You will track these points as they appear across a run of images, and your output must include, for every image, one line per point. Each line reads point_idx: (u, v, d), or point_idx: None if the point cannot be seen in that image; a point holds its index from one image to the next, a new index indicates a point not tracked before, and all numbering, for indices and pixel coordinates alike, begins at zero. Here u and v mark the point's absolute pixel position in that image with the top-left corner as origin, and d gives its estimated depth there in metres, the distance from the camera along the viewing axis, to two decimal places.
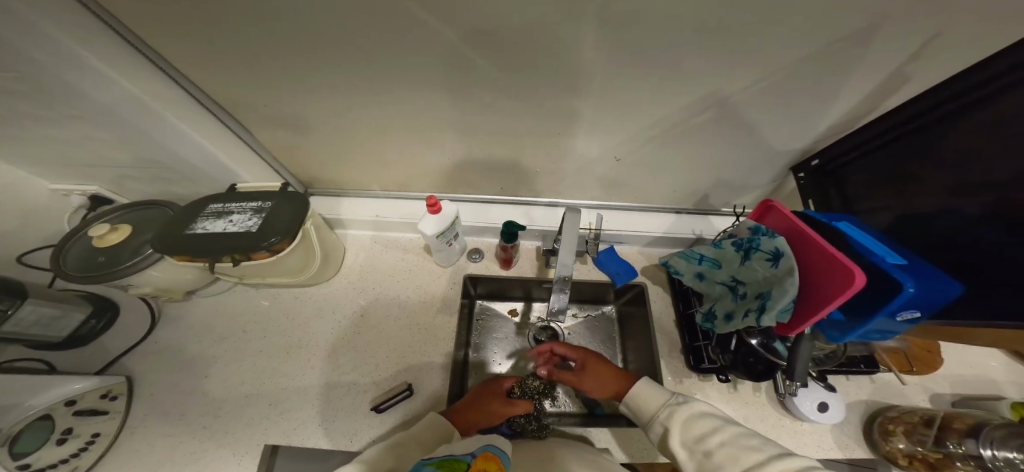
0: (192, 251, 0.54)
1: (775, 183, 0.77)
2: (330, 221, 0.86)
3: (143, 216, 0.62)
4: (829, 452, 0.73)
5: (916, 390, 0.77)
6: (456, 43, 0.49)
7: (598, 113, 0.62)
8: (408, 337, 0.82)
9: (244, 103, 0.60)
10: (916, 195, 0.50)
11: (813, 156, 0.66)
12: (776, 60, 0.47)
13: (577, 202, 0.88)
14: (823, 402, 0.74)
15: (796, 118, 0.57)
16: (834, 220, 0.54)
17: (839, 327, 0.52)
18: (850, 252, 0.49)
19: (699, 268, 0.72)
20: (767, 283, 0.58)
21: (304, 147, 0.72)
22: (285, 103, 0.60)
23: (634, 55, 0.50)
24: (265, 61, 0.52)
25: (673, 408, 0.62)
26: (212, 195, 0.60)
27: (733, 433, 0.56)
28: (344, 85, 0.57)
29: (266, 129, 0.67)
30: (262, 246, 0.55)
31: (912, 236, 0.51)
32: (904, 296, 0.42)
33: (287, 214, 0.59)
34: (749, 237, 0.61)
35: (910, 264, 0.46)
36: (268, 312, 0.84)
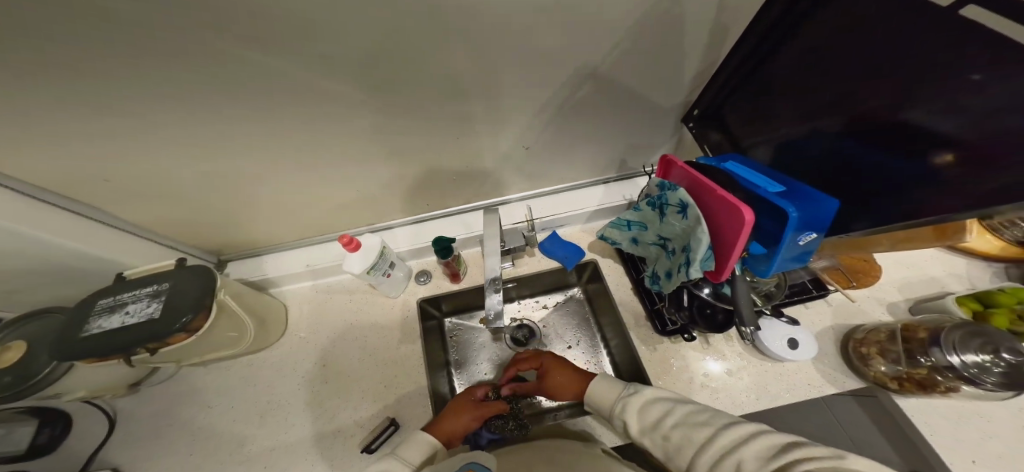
0: (99, 352, 0.53)
1: (680, 137, 0.77)
2: (260, 282, 0.84)
3: (34, 327, 0.60)
4: (821, 387, 0.72)
5: (873, 304, 0.77)
6: (296, 71, 0.48)
7: (481, 111, 0.61)
8: (375, 373, 0.80)
9: (121, 182, 0.58)
10: (779, 120, 0.51)
11: (693, 107, 0.65)
12: (613, 19, 0.47)
13: (506, 198, 0.87)
14: (791, 337, 0.73)
15: (666, 66, 0.57)
16: (723, 162, 0.57)
17: (761, 260, 0.54)
18: (740, 189, 0.52)
19: (631, 234, 0.72)
20: (686, 235, 0.59)
21: (205, 212, 0.70)
22: (162, 172, 0.59)
23: (478, 48, 0.49)
24: (113, 135, 0.50)
25: (626, 400, 0.61)
26: (98, 291, 0.58)
27: (683, 412, 0.57)
28: (211, 142, 0.56)
29: (156, 204, 0.65)
30: (178, 327, 0.54)
31: (799, 159, 0.51)
32: (792, 221, 0.44)
33: (196, 290, 0.57)
34: (659, 194, 0.63)
35: (791, 189, 0.49)
36: (229, 383, 0.82)
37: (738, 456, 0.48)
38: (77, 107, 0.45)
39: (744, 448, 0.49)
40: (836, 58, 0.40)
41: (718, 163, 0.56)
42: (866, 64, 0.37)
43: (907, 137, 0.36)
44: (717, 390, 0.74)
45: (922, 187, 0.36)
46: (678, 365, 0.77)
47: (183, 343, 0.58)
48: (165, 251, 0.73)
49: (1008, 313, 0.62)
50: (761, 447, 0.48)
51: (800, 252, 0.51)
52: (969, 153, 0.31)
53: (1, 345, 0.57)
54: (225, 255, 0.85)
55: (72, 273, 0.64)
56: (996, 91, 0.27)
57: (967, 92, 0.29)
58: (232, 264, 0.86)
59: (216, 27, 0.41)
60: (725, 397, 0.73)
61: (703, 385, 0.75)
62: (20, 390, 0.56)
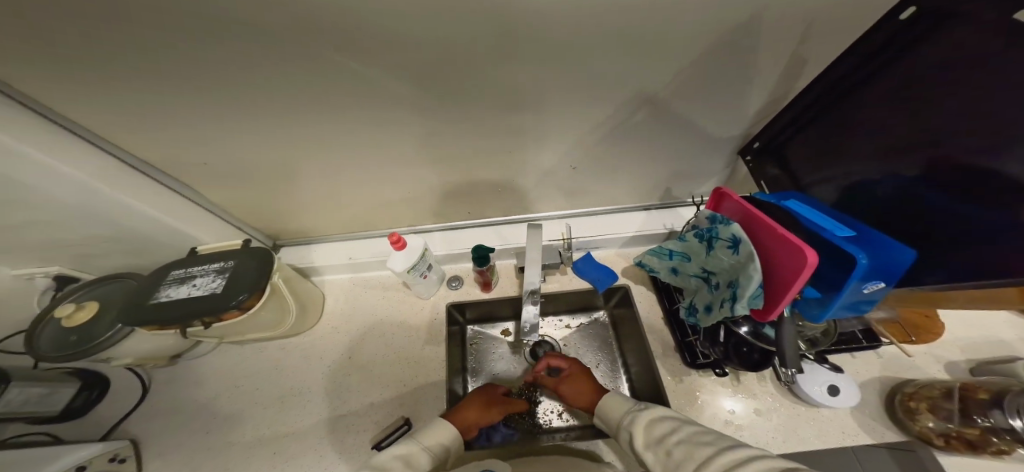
0: (161, 321, 0.56)
1: (729, 170, 0.77)
2: (303, 270, 0.87)
3: (107, 291, 0.65)
4: (856, 437, 0.68)
5: (928, 360, 0.73)
6: (383, 78, 0.51)
7: (539, 128, 0.64)
8: (398, 370, 0.81)
9: (202, 165, 0.63)
10: (849, 162, 0.51)
11: (753, 139, 0.66)
12: (683, 52, 0.50)
13: (546, 214, 0.88)
14: (832, 384, 0.70)
15: (727, 99, 0.59)
16: (783, 200, 0.57)
17: (817, 304, 0.54)
18: (800, 230, 0.52)
19: (671, 263, 0.72)
20: (734, 271, 0.59)
21: (264, 200, 0.74)
22: (236, 159, 0.63)
23: (550, 70, 0.52)
24: (202, 121, 0.54)
25: (634, 414, 0.66)
26: (172, 262, 0.62)
27: (688, 431, 0.60)
28: (287, 136, 0.59)
29: (224, 188, 0.69)
30: (233, 305, 0.57)
31: (867, 204, 0.51)
32: (859, 268, 0.44)
33: (251, 271, 0.60)
34: (708, 226, 0.63)
35: (858, 234, 0.48)
36: (258, 364, 0.84)
37: None
38: (185, 94, 0.50)
39: (742, 467, 0.50)
40: (923, 104, 0.41)
41: (778, 201, 0.57)
42: (953, 114, 0.38)
43: (990, 190, 0.36)
44: (743, 427, 0.71)
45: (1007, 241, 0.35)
46: (706, 400, 0.75)
47: (233, 321, 0.61)
48: (231, 231, 0.77)
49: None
50: (762, 469, 0.48)
51: (861, 300, 0.50)
52: None
53: (77, 303, 0.62)
54: (282, 240, 0.89)
55: (141, 243, 0.69)
56: None
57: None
58: (284, 249, 0.90)
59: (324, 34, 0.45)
60: (752, 437, 0.69)
61: (731, 420, 0.72)
62: (80, 350, 0.59)
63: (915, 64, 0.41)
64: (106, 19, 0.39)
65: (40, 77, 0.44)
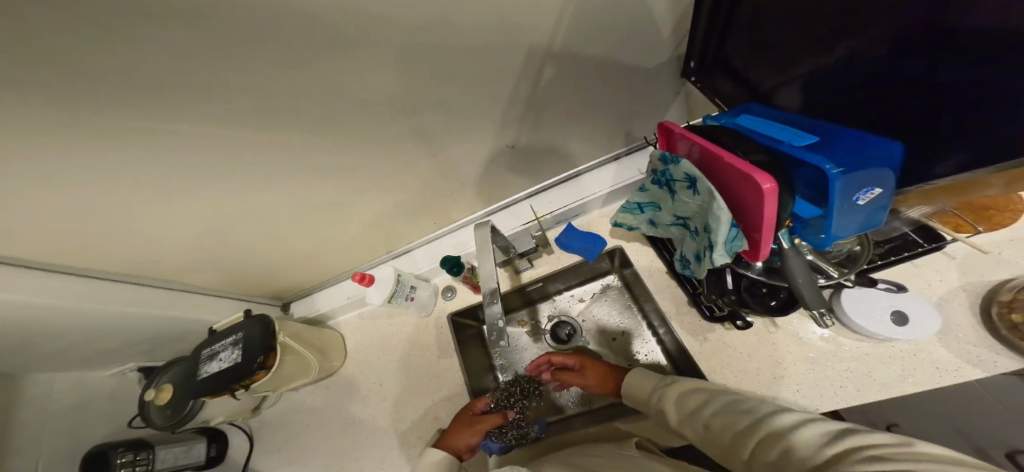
0: (212, 390, 0.69)
1: (682, 91, 0.68)
2: (315, 318, 0.96)
3: (170, 373, 0.80)
4: (961, 373, 0.53)
5: (1021, 248, 0.56)
6: (275, 144, 0.50)
7: (451, 127, 0.59)
8: (424, 386, 0.85)
9: (190, 263, 0.70)
10: (796, 47, 0.42)
11: (687, 60, 0.59)
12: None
13: (514, 198, 0.83)
14: (895, 310, 0.57)
15: (633, 14, 0.49)
16: (734, 118, 0.49)
17: (814, 229, 0.44)
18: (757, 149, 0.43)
19: (647, 217, 0.62)
20: (704, 211, 0.49)
21: (251, 272, 0.81)
22: (208, 251, 0.68)
23: (426, 70, 0.48)
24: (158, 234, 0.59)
25: (663, 389, 0.60)
26: (200, 345, 0.74)
27: (723, 402, 0.53)
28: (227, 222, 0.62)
29: (215, 274, 0.77)
30: (255, 366, 0.67)
31: (838, 91, 0.40)
32: (834, 178, 0.34)
33: (256, 335, 0.70)
34: (663, 170, 0.53)
35: (824, 137, 0.40)
36: (304, 407, 0.91)
37: (784, 444, 0.42)
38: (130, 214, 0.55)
39: (790, 435, 0.43)
40: None
41: (729, 120, 0.48)
42: None
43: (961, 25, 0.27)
44: (796, 382, 0.60)
45: (994, 81, 0.27)
46: (744, 357, 0.64)
47: (264, 380, 0.72)
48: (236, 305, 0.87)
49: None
50: (814, 432, 0.42)
51: (864, 214, 0.40)
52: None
53: (157, 387, 0.78)
54: (287, 297, 0.98)
55: (176, 334, 0.79)
56: None
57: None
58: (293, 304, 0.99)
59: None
60: (809, 389, 0.59)
61: (778, 376, 0.61)
62: (178, 419, 0.76)
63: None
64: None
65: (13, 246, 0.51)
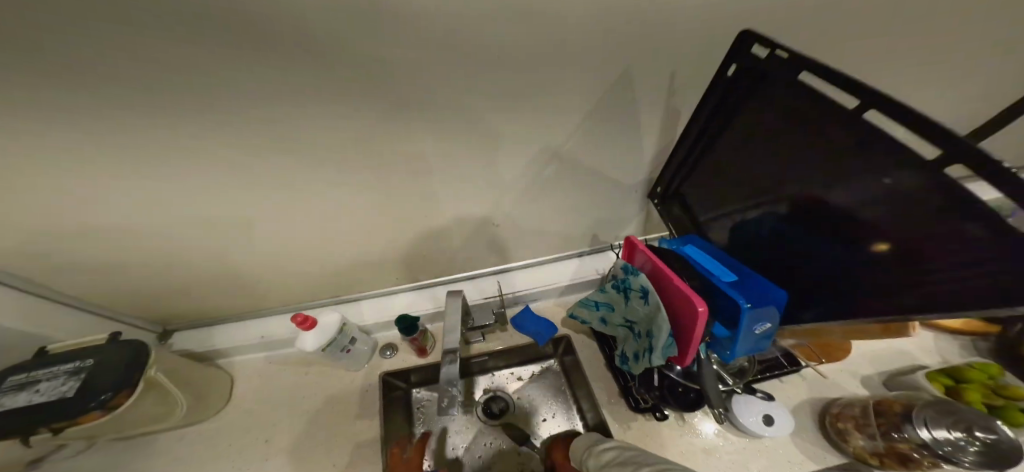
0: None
1: (644, 212, 0.86)
2: (204, 354, 0.83)
3: None
4: (802, 465, 0.69)
5: (848, 376, 0.81)
6: (291, 140, 0.55)
7: (452, 187, 0.67)
8: (321, 448, 0.72)
9: (102, 230, 0.61)
10: (734, 199, 0.61)
11: (656, 184, 0.76)
12: (578, 107, 0.58)
13: (479, 273, 0.92)
14: (766, 414, 0.71)
15: (620, 144, 0.67)
16: (682, 245, 0.63)
17: (722, 347, 0.56)
18: (697, 276, 0.56)
19: (600, 314, 0.72)
20: (648, 320, 0.60)
21: (170, 268, 0.71)
22: (138, 224, 0.62)
23: (457, 127, 0.57)
24: (95, 179, 0.53)
25: (591, 443, 0.65)
26: (21, 365, 0.58)
27: (631, 455, 0.58)
28: (187, 196, 0.59)
29: (122, 258, 0.67)
30: (92, 404, 0.53)
31: (750, 240, 0.60)
32: (745, 310, 0.47)
33: (115, 363, 0.57)
34: (623, 277, 0.65)
35: (742, 277, 0.54)
36: (145, 466, 0.71)
37: None
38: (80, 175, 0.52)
39: None
40: (772, 146, 0.51)
41: (678, 246, 0.63)
42: (798, 155, 0.48)
43: (828, 210, 0.46)
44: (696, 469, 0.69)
45: (844, 253, 0.46)
46: (658, 445, 0.72)
47: (90, 425, 0.55)
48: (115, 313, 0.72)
49: (980, 387, 0.68)
50: None
51: (756, 341, 0.53)
52: (903, 247, 0.39)
53: None
54: (174, 325, 0.86)
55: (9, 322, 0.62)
56: (891, 186, 0.38)
57: (857, 191, 0.42)
58: (177, 334, 0.86)
59: (211, 107, 0.49)
60: None
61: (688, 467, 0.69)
62: None
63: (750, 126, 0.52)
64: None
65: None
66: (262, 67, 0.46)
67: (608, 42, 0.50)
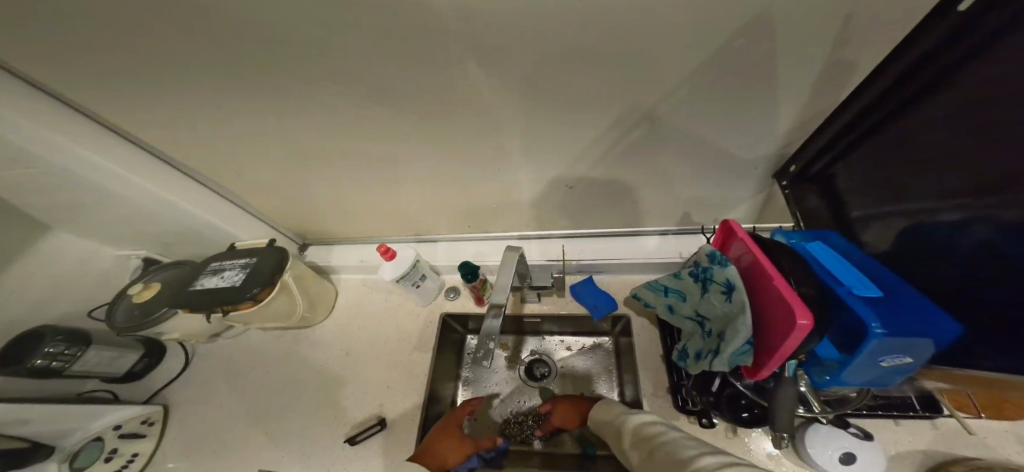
0: (191, 305, 0.71)
1: (766, 193, 0.78)
2: (322, 268, 1.00)
3: (168, 276, 0.87)
4: None
5: (1006, 439, 0.66)
6: (377, 99, 0.57)
7: (528, 145, 0.65)
8: (383, 365, 0.84)
9: (238, 164, 0.74)
10: (887, 192, 0.52)
11: (789, 163, 0.69)
12: (676, 66, 0.49)
13: (549, 234, 0.93)
14: (849, 452, 0.62)
15: (736, 105, 0.56)
16: (805, 241, 0.55)
17: (822, 369, 0.49)
18: (806, 283, 0.47)
19: (668, 301, 0.67)
20: (726, 319, 0.54)
21: (288, 197, 0.85)
22: (264, 165, 0.74)
23: (537, 85, 0.53)
24: (227, 123, 0.63)
25: (626, 416, 0.64)
26: (216, 255, 0.80)
27: (677, 437, 0.55)
28: (298, 141, 0.67)
29: (251, 188, 0.82)
30: (247, 296, 0.70)
31: (912, 243, 0.50)
32: (875, 336, 0.39)
33: (267, 266, 0.74)
34: (706, 266, 0.59)
35: (887, 295, 0.45)
36: (270, 343, 0.93)
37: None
38: (252, 126, 0.64)
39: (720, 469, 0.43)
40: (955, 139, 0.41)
41: (799, 242, 0.55)
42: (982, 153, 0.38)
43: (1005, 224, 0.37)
44: None
45: (1020, 283, 0.37)
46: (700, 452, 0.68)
47: (246, 312, 0.73)
48: (254, 224, 0.91)
49: None
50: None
51: (877, 374, 0.45)
52: None
53: (146, 282, 0.84)
54: (309, 239, 1.04)
55: (185, 225, 0.83)
56: None
57: None
58: (312, 247, 1.05)
59: (298, 62, 0.51)
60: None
61: None
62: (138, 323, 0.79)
63: (938, 107, 0.43)
64: (134, 33, 0.49)
65: (143, 111, 0.61)
66: (335, 27, 0.46)
67: (758, 6, 0.42)
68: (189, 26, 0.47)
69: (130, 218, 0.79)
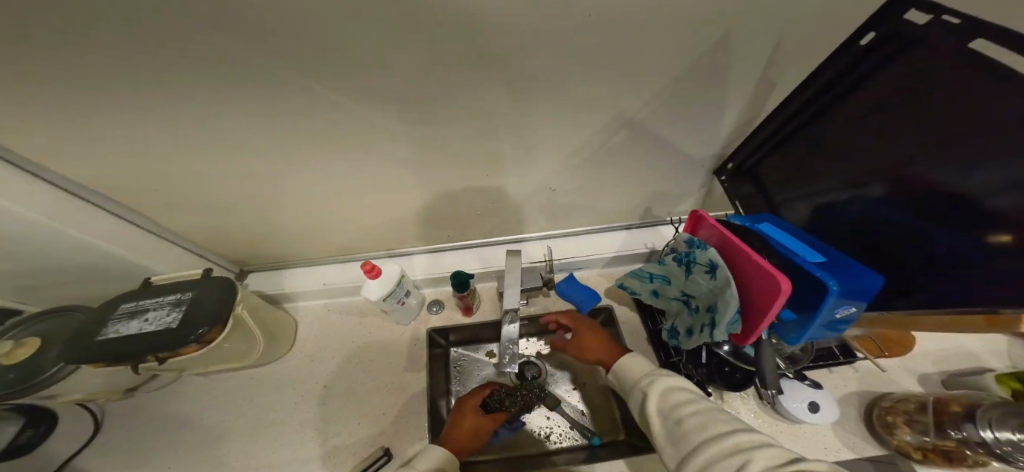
0: (103, 358, 0.54)
1: (706, 189, 0.82)
2: (274, 296, 0.87)
3: (52, 326, 0.67)
4: (838, 452, 0.70)
5: (903, 374, 0.79)
6: (351, 102, 0.50)
7: (514, 151, 0.62)
8: (371, 392, 0.78)
9: (160, 183, 0.61)
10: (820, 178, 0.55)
11: (727, 161, 0.71)
12: (663, 77, 0.51)
13: (527, 236, 0.92)
14: (813, 401, 0.71)
15: (711, 115, 0.59)
16: (755, 223, 0.57)
17: (790, 329, 0.51)
18: (774, 254, 0.50)
19: (652, 286, 0.69)
20: (711, 295, 0.56)
21: (229, 219, 0.72)
22: (197, 183, 0.62)
23: (530, 91, 0.51)
24: (146, 135, 0.51)
25: (654, 376, 0.60)
26: (126, 293, 0.61)
27: (707, 406, 0.52)
28: (246, 154, 0.57)
29: (178, 211, 0.68)
30: (190, 338, 0.55)
31: (835, 221, 0.54)
32: (834, 293, 0.40)
33: (214, 297, 0.59)
34: (687, 250, 0.60)
35: (832, 258, 0.47)
36: (221, 390, 0.79)
37: (747, 457, 0.43)
38: (174, 136, 0.52)
39: (755, 452, 0.43)
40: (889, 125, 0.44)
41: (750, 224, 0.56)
42: (919, 129, 0.41)
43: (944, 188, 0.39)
44: None
45: (949, 239, 0.40)
46: None
47: (190, 355, 0.59)
48: (181, 253, 0.76)
49: None
50: (772, 455, 0.43)
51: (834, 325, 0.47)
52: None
53: (17, 339, 0.64)
54: (249, 266, 0.90)
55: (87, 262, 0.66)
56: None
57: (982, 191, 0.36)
58: (251, 275, 0.90)
59: (253, 58, 0.43)
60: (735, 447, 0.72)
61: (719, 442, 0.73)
62: (22, 387, 0.61)
63: (866, 95, 0.47)
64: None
65: (6, 123, 0.46)
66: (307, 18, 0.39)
67: (737, 22, 0.44)
68: (89, 14, 0.36)
69: (3, 260, 0.60)
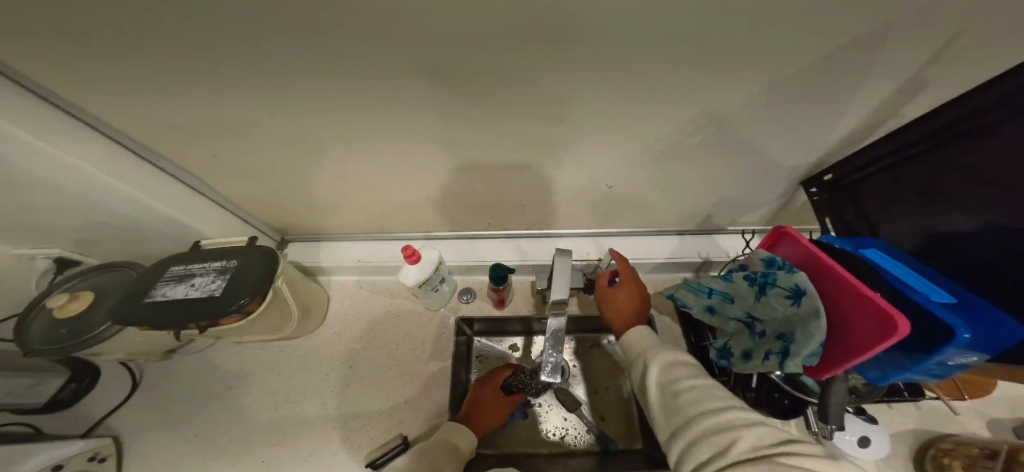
0: (145, 320, 0.53)
1: (787, 197, 0.75)
2: (309, 269, 0.87)
3: (103, 282, 0.67)
4: None
5: (970, 415, 0.71)
6: (413, 83, 0.45)
7: (578, 142, 0.57)
8: (397, 376, 0.77)
9: (209, 148, 0.59)
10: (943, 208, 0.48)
11: (826, 171, 0.63)
12: (769, 75, 0.44)
13: (570, 232, 0.87)
14: (865, 436, 0.66)
15: (809, 120, 0.52)
16: (859, 247, 0.51)
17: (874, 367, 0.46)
18: (883, 286, 0.44)
19: (710, 302, 0.64)
20: (789, 323, 0.50)
21: (273, 188, 0.70)
22: (246, 150, 0.60)
23: (613, 81, 0.45)
24: (202, 99, 0.48)
25: (656, 346, 0.57)
26: (174, 256, 0.60)
27: (708, 384, 0.51)
28: (298, 126, 0.54)
29: (224, 177, 0.66)
30: (233, 308, 0.54)
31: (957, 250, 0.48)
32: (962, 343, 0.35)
33: (258, 264, 0.58)
34: (764, 270, 0.54)
35: (960, 304, 0.42)
36: (252, 358, 0.80)
37: (738, 436, 0.42)
38: (229, 102, 0.49)
39: (746, 430, 0.43)
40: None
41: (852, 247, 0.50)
42: None
43: None
44: None
45: None
46: None
47: (232, 324, 0.58)
48: (223, 220, 0.75)
49: None
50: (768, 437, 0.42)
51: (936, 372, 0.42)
52: None
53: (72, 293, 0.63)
54: (290, 235, 0.89)
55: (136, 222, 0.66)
56: None
57: None
58: (291, 244, 0.90)
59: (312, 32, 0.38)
60: None
61: None
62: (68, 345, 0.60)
63: (1012, 128, 0.38)
64: None
65: (60, 74, 0.43)
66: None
67: (885, 21, 0.36)
68: None
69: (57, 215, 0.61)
